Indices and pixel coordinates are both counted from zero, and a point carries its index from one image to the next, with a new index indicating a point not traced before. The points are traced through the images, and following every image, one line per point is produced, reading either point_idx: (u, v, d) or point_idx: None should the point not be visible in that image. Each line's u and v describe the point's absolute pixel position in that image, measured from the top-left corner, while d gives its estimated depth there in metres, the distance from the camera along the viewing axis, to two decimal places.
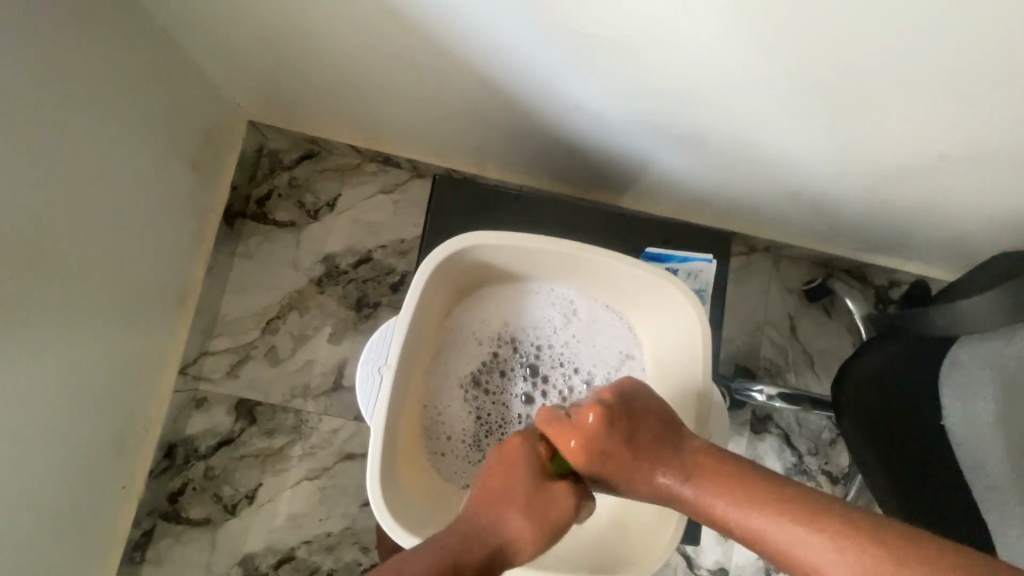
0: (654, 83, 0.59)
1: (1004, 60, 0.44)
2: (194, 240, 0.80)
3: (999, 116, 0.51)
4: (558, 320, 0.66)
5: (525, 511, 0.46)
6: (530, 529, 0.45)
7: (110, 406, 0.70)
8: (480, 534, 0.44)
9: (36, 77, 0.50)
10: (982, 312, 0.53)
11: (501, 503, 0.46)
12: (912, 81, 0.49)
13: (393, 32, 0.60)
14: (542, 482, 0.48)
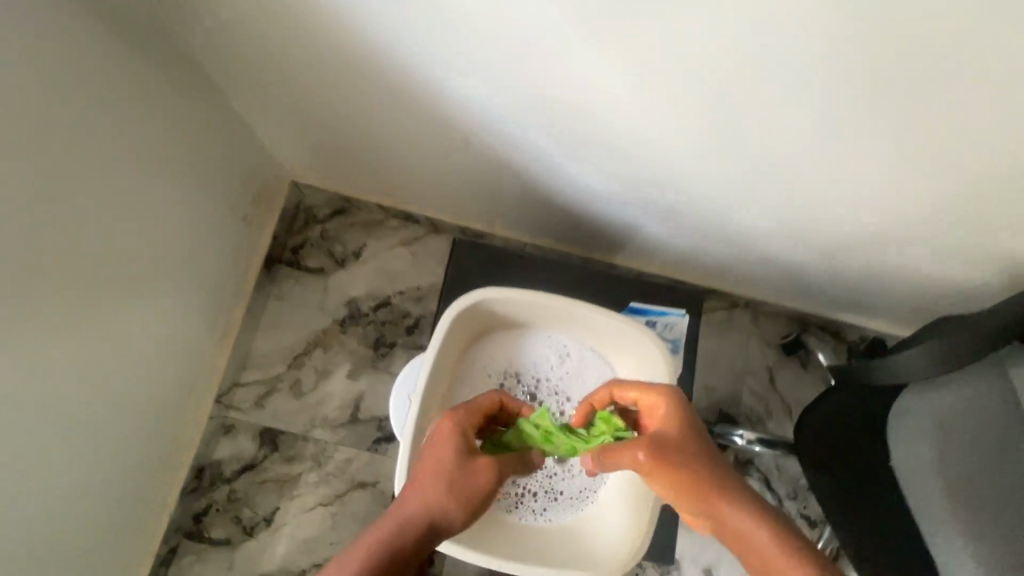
0: (636, 165, 0.71)
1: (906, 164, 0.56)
2: (237, 282, 0.91)
3: (916, 204, 0.62)
4: (553, 361, 0.76)
5: (450, 493, 0.53)
6: (457, 503, 0.53)
7: (154, 428, 0.79)
8: (415, 522, 0.51)
9: (137, 154, 0.63)
10: (914, 363, 0.61)
11: (427, 491, 0.52)
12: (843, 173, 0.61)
13: (421, 120, 0.73)
14: (458, 462, 0.55)
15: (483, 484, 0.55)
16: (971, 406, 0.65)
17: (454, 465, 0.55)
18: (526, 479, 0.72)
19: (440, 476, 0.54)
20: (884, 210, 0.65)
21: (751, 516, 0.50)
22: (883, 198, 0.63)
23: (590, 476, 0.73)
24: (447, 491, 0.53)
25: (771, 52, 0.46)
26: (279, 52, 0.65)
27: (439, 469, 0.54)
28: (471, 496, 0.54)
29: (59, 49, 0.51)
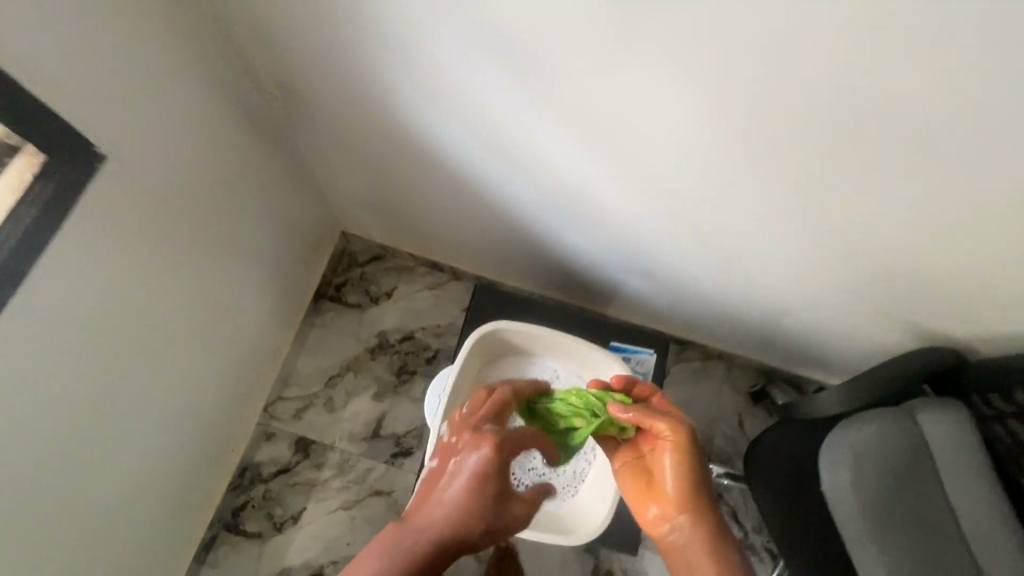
0: (617, 234, 0.92)
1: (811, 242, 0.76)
2: (289, 311, 1.10)
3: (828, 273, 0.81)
4: (547, 382, 0.92)
5: (483, 518, 0.55)
6: (488, 527, 0.56)
7: (212, 424, 0.95)
8: (448, 541, 0.54)
9: (237, 207, 0.84)
10: (826, 402, 0.83)
11: (463, 515, 0.55)
12: (769, 244, 0.80)
13: (453, 189, 0.94)
14: (495, 489, 0.57)
15: (513, 509, 0.58)
16: (887, 436, 0.82)
17: (492, 493, 0.56)
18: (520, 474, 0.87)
19: (479, 502, 0.55)
20: (808, 278, 0.84)
21: (708, 539, 0.62)
22: (806, 266, 0.82)
23: (572, 474, 0.88)
24: (480, 520, 0.55)
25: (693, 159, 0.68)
26: (351, 132, 0.87)
27: (480, 496, 0.56)
28: (500, 523, 0.57)
29: (203, 134, 0.73)
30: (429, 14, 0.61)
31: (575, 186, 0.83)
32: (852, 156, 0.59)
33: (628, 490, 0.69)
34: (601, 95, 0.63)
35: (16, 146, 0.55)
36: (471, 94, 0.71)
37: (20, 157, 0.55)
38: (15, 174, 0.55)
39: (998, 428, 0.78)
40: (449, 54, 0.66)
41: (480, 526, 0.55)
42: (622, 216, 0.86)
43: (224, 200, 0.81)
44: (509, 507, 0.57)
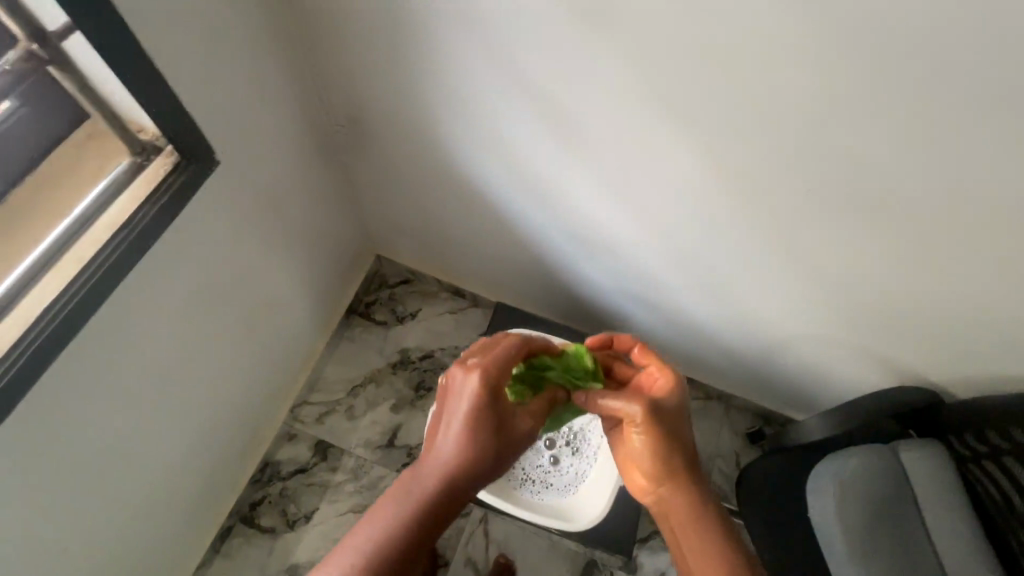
0: (627, 269, 1.02)
1: (803, 276, 0.86)
2: (324, 322, 1.21)
3: (818, 309, 0.91)
4: None
5: (481, 448, 0.57)
6: (491, 458, 0.57)
7: (245, 417, 1.04)
8: (453, 480, 0.56)
9: (299, 221, 0.97)
10: (811, 426, 0.90)
11: (462, 450, 0.56)
12: (765, 279, 0.90)
13: (484, 220, 1.06)
14: (488, 420, 0.58)
15: (513, 438, 0.60)
16: (878, 473, 0.85)
17: (486, 425, 0.58)
18: (529, 470, 0.96)
19: (475, 439, 0.57)
20: (801, 314, 0.93)
21: (687, 509, 0.61)
22: (799, 302, 0.91)
23: (574, 474, 0.95)
24: (481, 454, 0.57)
25: (699, 200, 0.81)
26: (402, 169, 1.00)
27: (473, 435, 0.57)
28: (503, 453, 0.59)
29: (287, 159, 0.87)
30: (485, 72, 0.75)
31: (591, 221, 0.95)
32: (830, 195, 0.71)
33: (614, 456, 0.70)
34: (624, 139, 0.76)
35: (158, 148, 0.65)
36: (511, 134, 0.84)
37: (157, 158, 0.65)
38: (151, 170, 0.64)
39: (973, 466, 0.83)
40: (497, 101, 0.79)
41: (480, 460, 0.56)
42: (630, 250, 0.97)
43: (292, 214, 0.94)
44: (505, 436, 0.59)
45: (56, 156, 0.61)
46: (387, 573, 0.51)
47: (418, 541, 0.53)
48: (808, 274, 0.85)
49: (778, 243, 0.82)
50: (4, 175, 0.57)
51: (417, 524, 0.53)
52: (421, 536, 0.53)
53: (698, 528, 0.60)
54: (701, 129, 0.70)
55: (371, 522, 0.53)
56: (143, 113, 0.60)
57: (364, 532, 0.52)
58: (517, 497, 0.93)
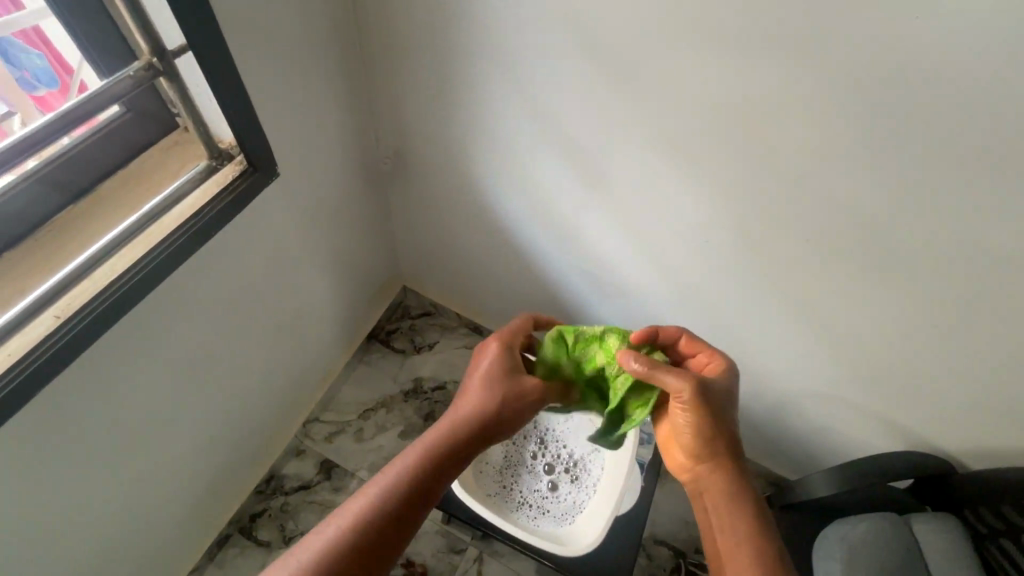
0: (640, 316, 1.06)
1: (811, 330, 0.88)
2: (346, 343, 1.26)
3: (825, 365, 0.92)
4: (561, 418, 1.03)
5: (498, 401, 0.66)
6: (506, 410, 0.66)
7: (262, 423, 1.08)
8: (473, 427, 0.64)
9: (337, 242, 1.05)
10: (817, 483, 0.89)
11: (480, 401, 0.66)
12: (774, 332, 0.92)
13: (509, 258, 1.13)
14: (507, 377, 0.68)
15: (521, 386, 0.68)
16: (889, 543, 0.81)
17: (502, 383, 0.67)
18: (527, 493, 0.97)
19: (493, 393, 0.66)
20: (810, 370, 0.95)
21: (724, 497, 0.62)
22: (808, 358, 0.93)
23: (572, 502, 0.96)
24: (489, 408, 0.65)
25: (712, 250, 0.86)
26: (436, 203, 1.09)
27: (490, 389, 0.67)
28: (511, 407, 0.66)
29: (333, 183, 0.96)
30: (516, 112, 0.84)
31: (606, 261, 0.99)
32: (837, 246, 0.75)
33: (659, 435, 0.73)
34: (645, 184, 0.82)
35: (232, 157, 0.74)
36: (538, 172, 0.91)
37: (227, 166, 0.74)
38: (223, 174, 0.72)
39: (993, 547, 0.79)
40: (525, 138, 0.87)
41: (500, 412, 0.66)
42: (642, 294, 1.01)
43: (332, 235, 1.02)
44: (522, 394, 0.67)
45: (146, 156, 0.72)
46: (413, 504, 0.57)
47: (436, 483, 0.60)
48: (814, 328, 0.87)
49: (783, 296, 0.86)
50: (102, 165, 0.67)
51: (434, 472, 0.60)
52: (431, 474, 0.60)
53: (734, 523, 0.60)
54: (716, 177, 0.76)
55: (383, 475, 0.59)
56: (223, 119, 0.69)
57: (382, 479, 0.58)
58: (514, 519, 0.94)
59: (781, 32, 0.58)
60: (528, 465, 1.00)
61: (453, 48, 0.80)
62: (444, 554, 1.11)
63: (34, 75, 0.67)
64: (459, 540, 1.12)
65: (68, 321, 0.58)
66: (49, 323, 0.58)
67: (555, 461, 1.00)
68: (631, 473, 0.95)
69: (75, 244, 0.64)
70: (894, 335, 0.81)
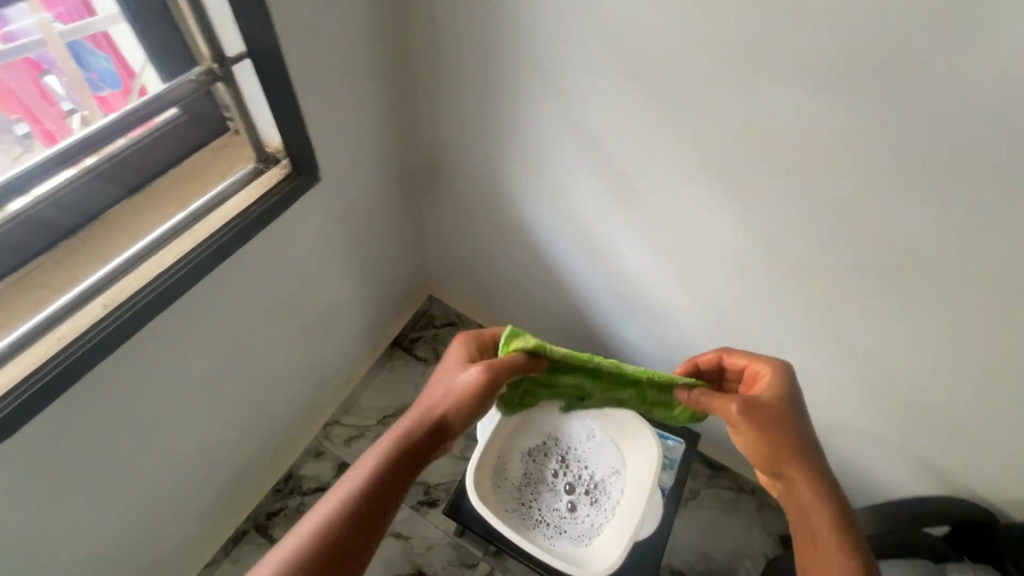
0: (668, 338, 1.04)
1: (845, 362, 0.85)
2: (370, 348, 1.28)
3: (858, 399, 0.89)
4: (584, 436, 1.01)
5: (447, 394, 0.65)
6: (457, 401, 0.64)
7: (283, 423, 1.10)
8: (426, 424, 0.64)
9: (369, 248, 1.07)
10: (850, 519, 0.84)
11: (432, 400, 0.66)
12: (805, 362, 0.90)
13: (537, 272, 1.13)
14: (457, 372, 0.67)
15: (466, 380, 0.65)
16: None
17: (451, 377, 0.66)
18: (545, 511, 0.96)
19: (444, 389, 0.66)
20: (841, 403, 0.92)
21: (803, 510, 0.60)
22: (840, 390, 0.90)
23: (590, 524, 0.94)
24: (440, 402, 0.65)
25: (746, 275, 0.84)
26: (467, 214, 1.10)
27: (441, 385, 0.66)
28: (460, 395, 0.64)
29: (369, 191, 0.99)
30: (553, 126, 0.85)
31: (633, 278, 0.99)
32: (875, 277, 0.72)
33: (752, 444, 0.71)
34: (680, 205, 0.82)
35: (277, 160, 0.76)
36: (569, 186, 0.92)
37: (273, 168, 0.76)
38: (268, 176, 0.75)
39: None
40: (558, 151, 0.88)
41: (450, 403, 0.64)
42: (671, 316, 1.00)
43: (365, 241, 1.04)
44: (469, 380, 0.65)
45: (199, 155, 0.75)
46: (366, 503, 0.58)
47: (389, 480, 0.60)
48: (848, 360, 0.85)
49: (818, 326, 0.84)
50: (158, 162, 0.70)
51: (387, 469, 0.61)
52: (386, 485, 0.60)
53: (814, 537, 0.58)
54: (752, 202, 0.75)
55: (346, 480, 0.61)
56: (273, 124, 0.71)
57: (345, 483, 0.60)
58: (530, 537, 0.93)
59: (831, 57, 0.57)
60: (548, 482, 0.98)
61: (496, 62, 0.81)
62: (455, 567, 1.10)
63: (99, 77, 0.71)
64: (471, 554, 1.11)
65: (115, 311, 0.61)
66: (98, 311, 0.60)
67: (576, 481, 0.98)
68: (652, 499, 0.93)
69: (126, 237, 0.67)
70: (934, 373, 0.77)
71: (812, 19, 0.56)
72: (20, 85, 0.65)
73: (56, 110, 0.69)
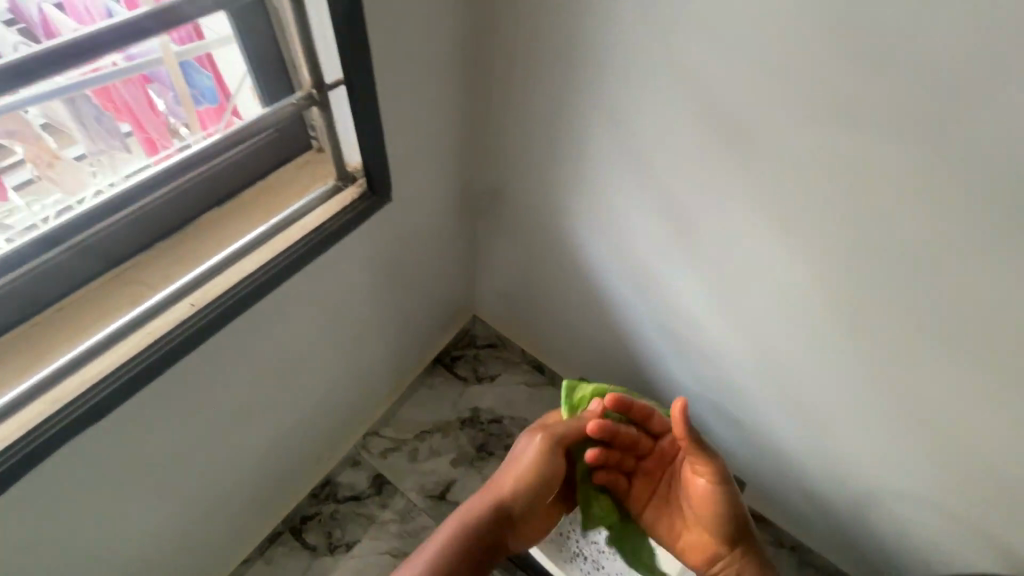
0: (716, 381, 1.02)
1: (904, 421, 0.82)
2: (413, 362, 1.30)
3: (917, 461, 0.85)
4: None
5: (514, 472, 0.81)
6: (519, 478, 0.80)
7: (327, 429, 1.12)
8: (497, 497, 0.79)
9: (423, 267, 1.10)
10: None
11: (505, 476, 0.82)
12: (860, 418, 0.87)
13: (585, 302, 1.13)
14: (524, 450, 0.84)
15: (529, 453, 0.82)
16: None
17: (522, 455, 0.83)
18: (583, 544, 0.95)
19: (515, 467, 0.82)
20: (897, 463, 0.88)
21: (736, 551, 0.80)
22: (896, 450, 0.86)
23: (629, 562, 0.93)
24: (508, 477, 0.81)
25: (807, 323, 0.82)
26: (520, 240, 1.12)
27: (513, 463, 0.84)
28: (522, 473, 0.81)
29: (430, 212, 1.02)
30: (622, 167, 0.85)
31: (687, 321, 0.97)
32: (946, 336, 0.70)
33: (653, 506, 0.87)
34: (743, 250, 0.80)
35: (355, 179, 0.80)
36: (631, 226, 0.92)
37: (349, 186, 0.80)
38: (346, 193, 0.79)
39: None
40: (621, 188, 0.88)
41: (516, 479, 0.80)
42: (722, 359, 0.97)
43: (420, 259, 1.07)
44: (533, 458, 0.81)
45: (284, 168, 0.79)
46: (450, 561, 0.75)
47: (468, 543, 0.76)
48: (909, 420, 0.82)
49: (877, 381, 0.81)
50: (248, 173, 0.75)
51: (467, 534, 0.77)
52: (466, 545, 0.76)
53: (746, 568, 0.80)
54: (817, 252, 0.73)
55: (436, 539, 0.78)
56: (356, 144, 0.76)
57: (434, 542, 0.78)
58: (567, 570, 0.94)
59: (919, 109, 0.57)
60: None
61: (569, 99, 0.83)
62: None
63: (201, 93, 0.77)
64: None
65: (201, 310, 0.65)
66: (185, 309, 0.65)
67: None
68: None
69: (214, 242, 0.71)
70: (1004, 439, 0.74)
71: (904, 69, 0.55)
72: (134, 97, 0.72)
73: (160, 119, 0.76)
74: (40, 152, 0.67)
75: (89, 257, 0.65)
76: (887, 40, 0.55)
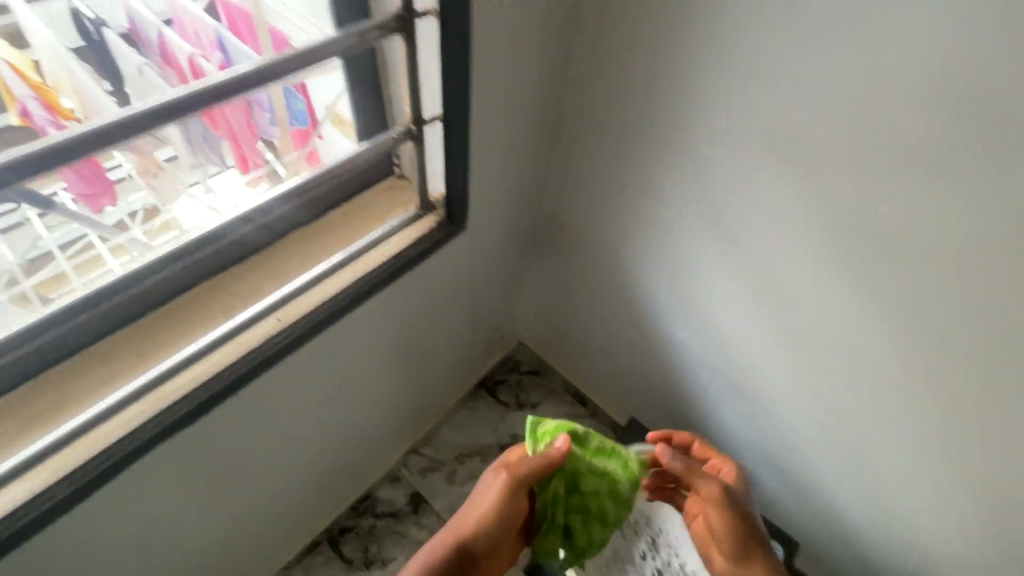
0: (772, 433, 0.99)
1: (979, 501, 0.78)
2: (458, 384, 1.31)
3: (989, 543, 0.81)
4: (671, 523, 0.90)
5: (476, 510, 0.75)
6: (480, 517, 0.74)
7: (373, 446, 1.14)
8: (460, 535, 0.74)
9: (481, 294, 1.12)
10: None
11: (468, 513, 0.76)
12: (929, 492, 0.83)
13: (638, 341, 1.13)
14: (487, 484, 0.76)
15: (491, 491, 0.75)
16: None
17: (484, 490, 0.76)
18: None
19: (477, 503, 0.76)
20: (966, 542, 0.83)
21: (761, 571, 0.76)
22: (967, 529, 0.82)
23: None
24: (471, 516, 0.75)
25: (880, 388, 0.79)
26: (578, 274, 1.13)
27: (476, 498, 0.77)
28: (486, 512, 0.74)
29: (495, 242, 1.03)
30: (695, 214, 0.84)
31: (748, 371, 0.95)
32: None
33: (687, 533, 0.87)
34: (816, 307, 0.79)
35: (433, 208, 0.83)
36: (697, 272, 0.90)
37: (426, 215, 0.83)
38: (424, 222, 0.82)
39: None
40: (690, 234, 0.87)
41: (478, 518, 0.74)
42: (781, 414, 0.95)
43: (479, 286, 1.09)
44: (495, 497, 0.74)
45: (367, 193, 0.83)
46: None
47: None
48: (984, 500, 0.77)
49: (950, 457, 0.77)
50: (336, 196, 0.79)
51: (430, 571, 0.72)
52: None
53: None
54: (898, 319, 0.71)
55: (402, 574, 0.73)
56: (442, 177, 0.79)
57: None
58: None
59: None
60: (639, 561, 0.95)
61: (646, 144, 0.84)
62: None
63: (294, 116, 0.81)
64: None
65: (287, 326, 0.69)
66: (273, 324, 0.69)
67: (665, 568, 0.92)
68: None
69: (300, 260, 0.75)
70: None
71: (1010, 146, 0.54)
72: (237, 119, 0.77)
73: (254, 138, 0.80)
74: (147, 163, 0.72)
75: (189, 270, 0.69)
76: (996, 118, 0.53)
